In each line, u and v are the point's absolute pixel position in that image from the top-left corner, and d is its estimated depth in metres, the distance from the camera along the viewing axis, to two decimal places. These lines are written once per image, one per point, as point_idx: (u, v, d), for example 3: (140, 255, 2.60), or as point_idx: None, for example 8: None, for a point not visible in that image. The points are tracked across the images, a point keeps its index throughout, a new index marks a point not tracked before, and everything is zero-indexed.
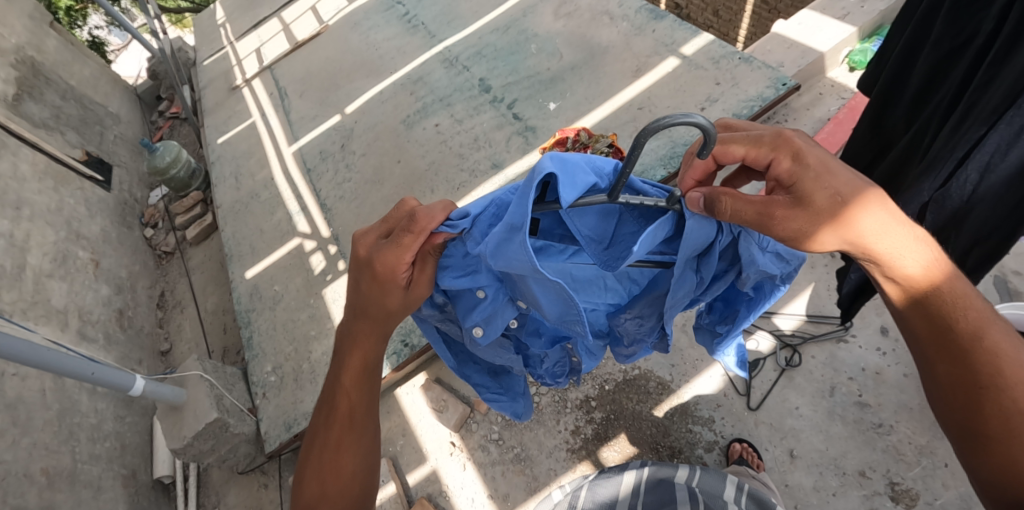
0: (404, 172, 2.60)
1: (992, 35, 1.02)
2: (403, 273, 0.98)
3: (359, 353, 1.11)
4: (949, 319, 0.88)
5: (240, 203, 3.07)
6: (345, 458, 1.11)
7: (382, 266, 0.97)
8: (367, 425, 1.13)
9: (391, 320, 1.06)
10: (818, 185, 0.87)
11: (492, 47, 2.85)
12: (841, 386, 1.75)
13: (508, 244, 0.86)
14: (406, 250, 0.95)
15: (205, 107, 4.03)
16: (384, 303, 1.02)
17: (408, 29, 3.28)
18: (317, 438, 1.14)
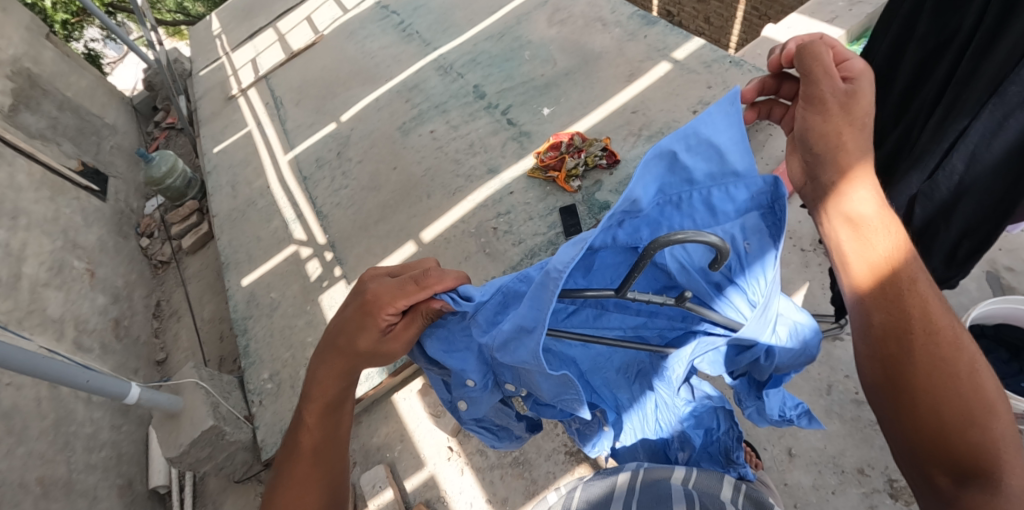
0: (400, 178, 2.61)
1: (973, 30, 1.05)
2: (387, 317, 1.00)
3: (328, 390, 1.10)
4: (887, 261, 0.85)
5: (237, 211, 3.08)
6: (309, 495, 1.11)
7: (375, 304, 0.99)
8: (333, 459, 1.13)
9: (363, 363, 1.05)
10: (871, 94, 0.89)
11: (486, 54, 2.88)
12: (837, 384, 1.76)
13: (516, 337, 0.90)
14: (403, 298, 0.98)
15: (201, 116, 4.05)
16: (356, 340, 1.02)
17: (403, 37, 3.31)
18: (283, 476, 1.13)
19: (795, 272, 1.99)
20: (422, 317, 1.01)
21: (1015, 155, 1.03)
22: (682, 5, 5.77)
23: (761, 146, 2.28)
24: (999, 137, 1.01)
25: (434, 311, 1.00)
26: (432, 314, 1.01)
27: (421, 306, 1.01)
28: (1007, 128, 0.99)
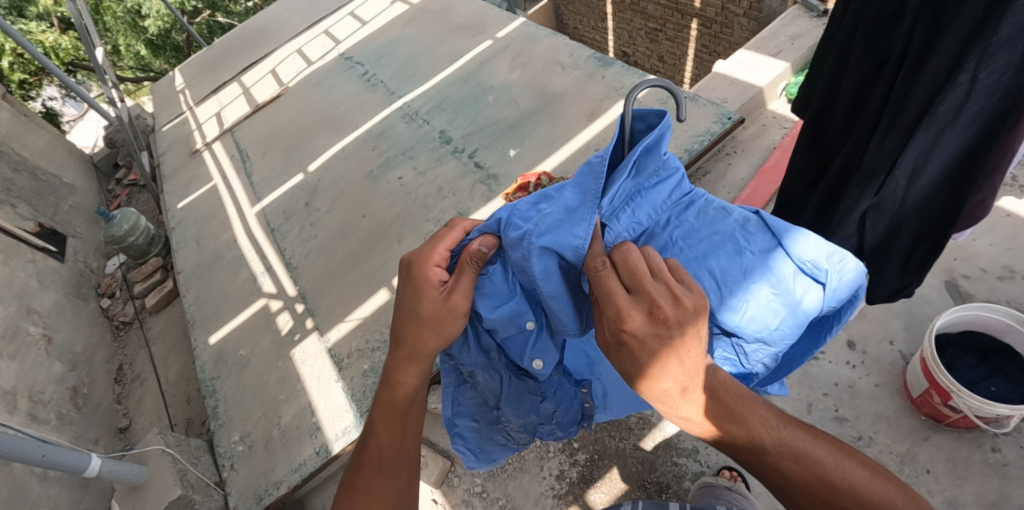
0: (371, 225, 2.60)
1: (903, 53, 1.12)
2: (438, 272, 1.09)
3: (397, 391, 1.19)
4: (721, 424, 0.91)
5: (203, 266, 3.01)
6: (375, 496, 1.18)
7: (421, 261, 1.10)
8: (398, 465, 1.19)
9: (426, 334, 1.10)
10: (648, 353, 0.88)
11: (450, 100, 2.94)
12: (817, 405, 1.81)
13: (559, 226, 0.99)
14: (444, 239, 1.12)
15: (165, 172, 3.98)
16: (419, 308, 1.09)
17: (368, 87, 3.36)
18: (354, 475, 1.23)
19: None
20: (468, 266, 1.06)
21: (952, 171, 1.08)
22: (636, 45, 6.03)
23: (721, 176, 2.33)
24: (936, 153, 1.05)
25: (476, 255, 1.05)
26: (475, 259, 1.05)
27: (464, 256, 1.06)
28: (941, 145, 1.03)
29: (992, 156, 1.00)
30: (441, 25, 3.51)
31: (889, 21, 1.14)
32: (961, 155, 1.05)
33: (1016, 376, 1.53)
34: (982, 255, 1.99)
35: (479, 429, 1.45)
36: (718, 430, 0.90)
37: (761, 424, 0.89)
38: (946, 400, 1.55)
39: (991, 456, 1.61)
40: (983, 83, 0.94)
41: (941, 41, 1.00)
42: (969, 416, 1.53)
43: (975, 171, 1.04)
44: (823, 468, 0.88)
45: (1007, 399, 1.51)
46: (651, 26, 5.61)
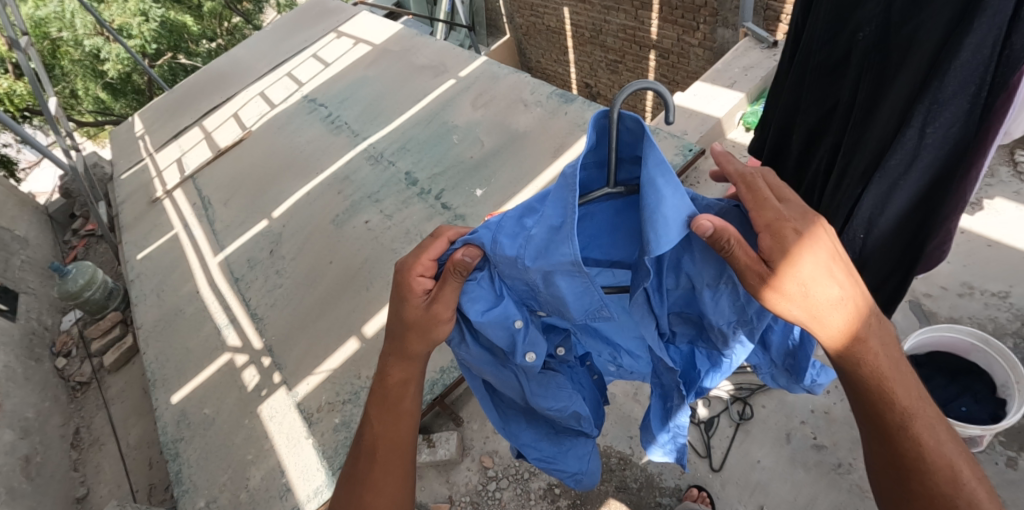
0: (338, 271, 2.54)
1: (852, 101, 1.14)
2: (422, 280, 1.07)
3: (386, 385, 1.15)
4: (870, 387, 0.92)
5: (164, 321, 2.88)
6: (369, 496, 1.14)
7: (407, 268, 1.07)
8: (391, 462, 1.15)
9: (413, 338, 1.08)
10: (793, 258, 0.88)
11: (416, 141, 2.93)
12: (796, 433, 1.76)
13: (550, 244, 0.94)
14: (427, 250, 1.07)
15: (123, 222, 3.85)
16: (403, 313, 1.08)
17: (332, 129, 3.33)
18: (348, 474, 1.20)
19: None
20: (452, 276, 1.02)
21: (911, 216, 1.09)
22: (598, 77, 6.18)
23: None
24: (892, 201, 1.07)
25: (460, 265, 1.01)
26: (460, 268, 1.01)
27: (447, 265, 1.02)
28: (895, 193, 1.06)
29: (947, 202, 1.02)
30: (404, 66, 3.52)
31: (834, 70, 1.16)
32: (917, 200, 1.07)
33: (985, 396, 1.54)
34: (941, 273, 2.03)
35: (538, 428, 1.34)
36: (865, 372, 0.91)
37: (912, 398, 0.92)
38: None
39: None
40: (931, 136, 0.97)
41: (887, 95, 1.03)
42: None
43: (930, 219, 1.07)
44: (955, 460, 0.90)
45: (978, 418, 1.51)
46: (611, 58, 5.76)
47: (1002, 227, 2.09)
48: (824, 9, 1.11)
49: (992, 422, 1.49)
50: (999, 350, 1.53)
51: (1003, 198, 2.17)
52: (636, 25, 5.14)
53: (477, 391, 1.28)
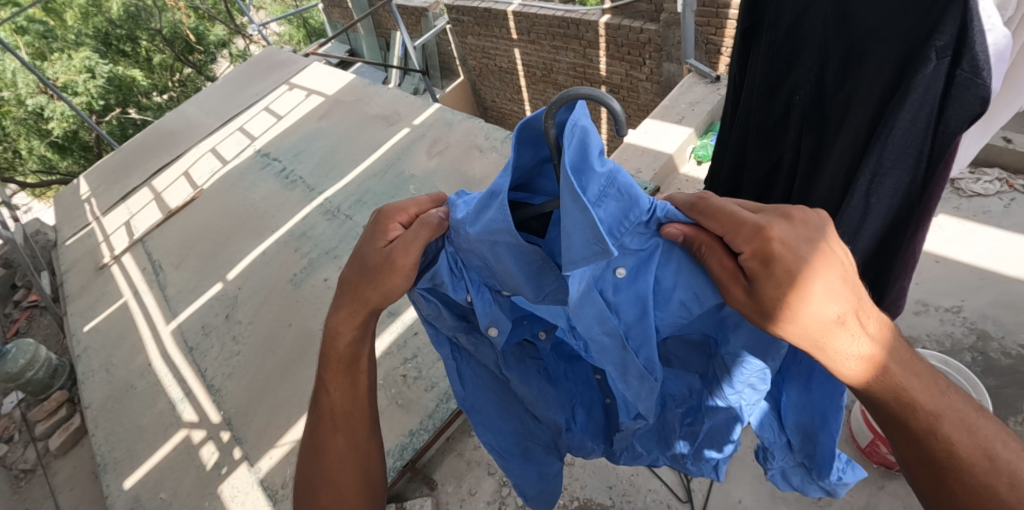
0: (298, 334, 2.44)
1: (795, 159, 1.25)
2: (396, 227, 0.99)
3: (341, 346, 1.13)
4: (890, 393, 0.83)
5: (112, 399, 2.69)
6: (335, 459, 1.20)
7: (389, 210, 1.01)
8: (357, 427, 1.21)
9: (371, 288, 1.00)
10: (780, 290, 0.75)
11: (372, 193, 2.89)
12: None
13: (485, 211, 0.85)
14: (416, 203, 1.02)
15: (67, 292, 3.63)
16: (366, 252, 1.00)
17: (287, 184, 3.26)
18: (310, 437, 1.22)
19: None
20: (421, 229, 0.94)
21: (871, 256, 1.20)
22: None
23: None
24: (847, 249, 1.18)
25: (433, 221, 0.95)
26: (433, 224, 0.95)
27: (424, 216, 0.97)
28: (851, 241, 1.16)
29: (904, 246, 1.11)
30: (358, 116, 3.51)
31: (774, 130, 1.26)
32: (874, 245, 1.16)
33: None
34: None
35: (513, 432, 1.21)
36: (878, 384, 0.82)
37: (930, 392, 0.84)
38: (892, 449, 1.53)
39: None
40: (875, 202, 1.07)
41: (830, 158, 1.14)
42: None
43: (885, 261, 1.18)
44: (991, 447, 0.83)
45: None
46: None
47: (945, 243, 2.18)
48: (757, 81, 1.20)
49: None
50: (958, 368, 1.55)
51: (943, 215, 2.27)
52: (585, 63, 5.31)
53: (451, 371, 1.12)
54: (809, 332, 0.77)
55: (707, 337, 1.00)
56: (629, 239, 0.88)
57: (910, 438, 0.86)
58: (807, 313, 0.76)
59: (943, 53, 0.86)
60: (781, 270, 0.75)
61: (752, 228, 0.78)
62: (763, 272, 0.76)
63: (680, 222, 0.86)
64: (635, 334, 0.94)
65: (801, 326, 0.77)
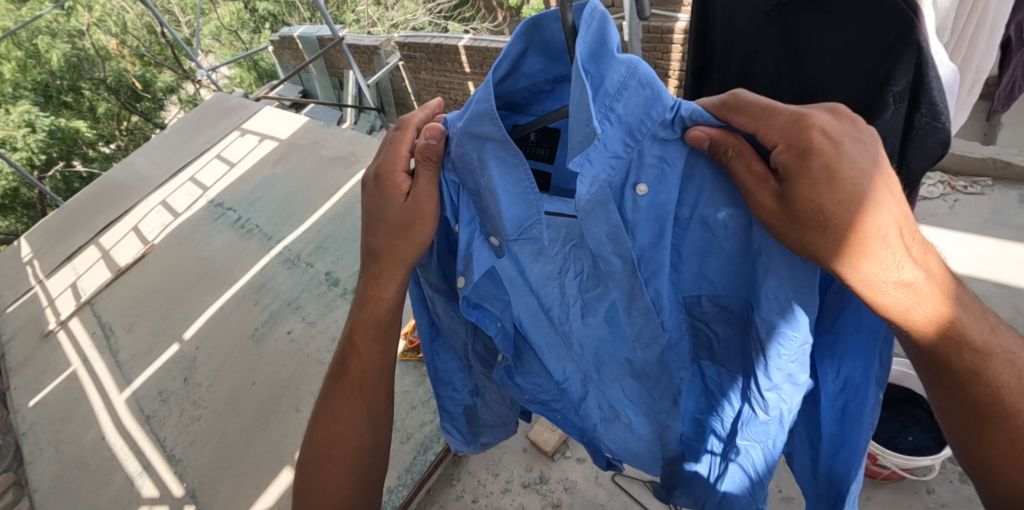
0: (263, 392, 2.33)
1: None
2: (401, 175, 0.94)
3: (377, 310, 1.07)
4: (952, 353, 0.74)
5: (62, 479, 2.44)
6: (349, 428, 1.16)
7: (384, 163, 0.97)
8: (377, 394, 1.15)
9: (404, 247, 0.94)
10: (816, 194, 0.67)
11: (333, 238, 2.87)
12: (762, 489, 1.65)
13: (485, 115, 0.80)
14: (400, 142, 0.97)
15: (9, 365, 3.36)
16: (384, 213, 0.95)
17: (243, 234, 3.16)
18: (328, 402, 1.17)
19: None
20: (421, 166, 0.89)
21: None
22: None
23: None
24: None
25: (425, 151, 0.87)
26: (427, 155, 0.87)
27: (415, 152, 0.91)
28: None
29: None
30: (314, 160, 3.45)
31: None
32: None
33: (929, 423, 1.51)
34: None
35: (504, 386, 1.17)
36: (928, 319, 0.71)
37: (1004, 368, 0.75)
38: (875, 459, 1.50)
39: (929, 499, 1.57)
40: None
41: None
42: (900, 470, 1.48)
43: None
44: None
45: (927, 447, 1.48)
46: None
47: None
48: None
49: (940, 448, 1.46)
50: None
51: None
52: None
53: (424, 331, 1.12)
54: (841, 250, 0.68)
55: (746, 308, 0.88)
56: (651, 144, 0.77)
57: (947, 379, 0.77)
58: (839, 230, 0.67)
59: (899, 99, 0.98)
60: (823, 178, 0.67)
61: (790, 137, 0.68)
62: (801, 177, 0.67)
63: (706, 124, 0.73)
64: (648, 259, 0.89)
65: (830, 245, 0.68)
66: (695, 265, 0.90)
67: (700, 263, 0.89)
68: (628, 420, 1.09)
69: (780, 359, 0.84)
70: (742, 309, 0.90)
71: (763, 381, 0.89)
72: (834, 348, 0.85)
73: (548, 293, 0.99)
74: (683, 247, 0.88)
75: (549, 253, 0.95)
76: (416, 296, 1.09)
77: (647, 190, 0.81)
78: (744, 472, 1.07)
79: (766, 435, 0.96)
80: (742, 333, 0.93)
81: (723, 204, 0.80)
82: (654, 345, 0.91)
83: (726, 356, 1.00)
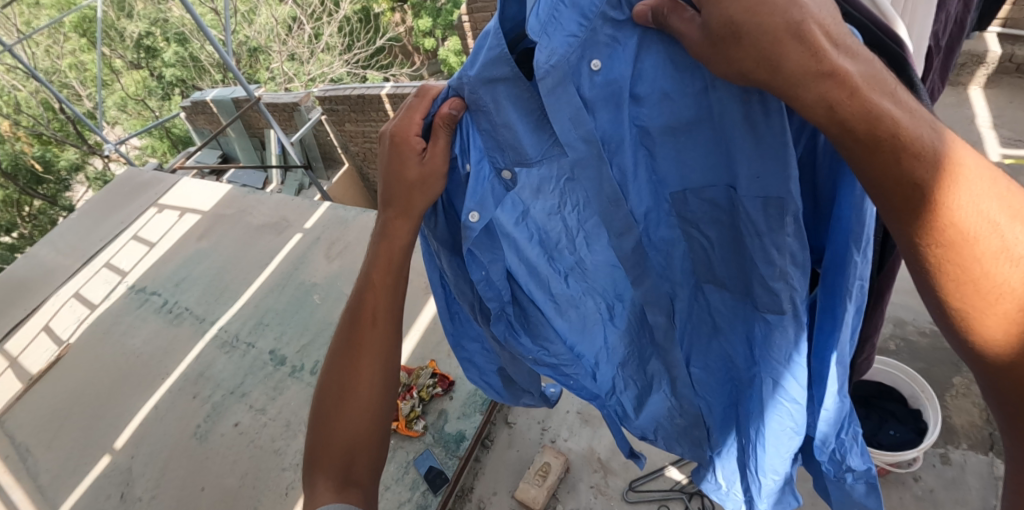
0: (213, 498, 2.08)
1: None
2: (417, 139, 0.84)
3: (393, 250, 0.98)
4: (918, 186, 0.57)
5: None
6: (364, 363, 1.10)
7: (399, 131, 0.86)
8: (391, 327, 1.09)
9: (417, 202, 0.87)
10: (728, 14, 0.56)
11: (273, 312, 2.70)
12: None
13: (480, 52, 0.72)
14: (417, 110, 0.84)
15: None
16: (400, 176, 0.86)
17: (171, 320, 2.90)
18: (345, 332, 1.12)
19: None
20: (444, 131, 0.81)
21: None
22: None
23: None
24: None
25: (449, 119, 0.79)
26: (450, 123, 0.80)
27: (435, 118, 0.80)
28: None
29: None
30: (242, 229, 3.31)
31: None
32: None
33: (905, 414, 1.53)
34: None
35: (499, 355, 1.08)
36: (884, 128, 0.56)
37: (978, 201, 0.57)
38: None
39: (918, 488, 1.58)
40: None
41: None
42: (888, 467, 1.48)
43: None
44: None
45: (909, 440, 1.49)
46: None
47: None
48: None
49: (921, 438, 1.48)
50: (897, 365, 1.58)
51: None
52: None
53: (437, 293, 1.03)
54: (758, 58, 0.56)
55: (732, 195, 0.74)
56: (604, 21, 0.66)
57: (930, 237, 0.59)
58: (759, 35, 0.55)
59: None
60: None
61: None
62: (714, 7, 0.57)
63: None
64: (610, 139, 0.76)
65: (750, 56, 0.56)
66: (670, 157, 0.77)
67: (672, 153, 0.76)
68: (645, 357, 1.02)
69: (780, 237, 0.70)
70: (728, 200, 0.76)
71: (769, 275, 0.74)
72: (839, 228, 0.69)
73: (554, 233, 0.89)
74: (654, 139, 0.76)
75: (546, 191, 0.84)
76: (427, 252, 0.98)
77: (602, 69, 0.69)
78: (776, 418, 0.88)
79: (784, 344, 0.80)
80: (734, 232, 0.78)
81: (669, 84, 0.69)
82: (627, 242, 0.82)
83: (728, 274, 0.85)
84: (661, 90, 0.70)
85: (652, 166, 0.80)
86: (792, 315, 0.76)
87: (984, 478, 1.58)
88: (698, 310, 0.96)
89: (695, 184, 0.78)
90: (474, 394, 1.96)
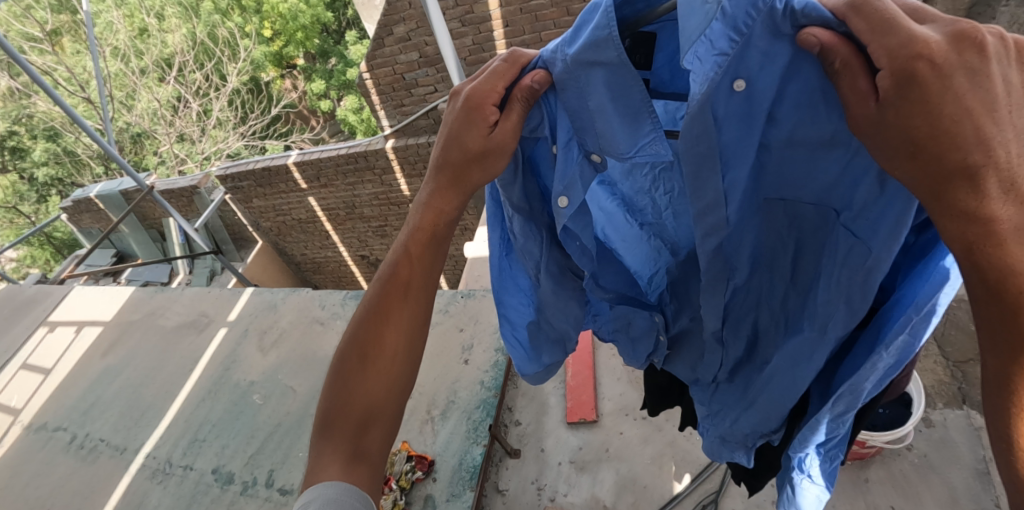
0: None
1: None
2: (492, 108, 0.79)
3: (438, 217, 0.91)
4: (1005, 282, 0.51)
5: None
6: (389, 333, 0.96)
7: (474, 93, 0.80)
8: (425, 301, 0.96)
9: (473, 174, 0.82)
10: (926, 107, 0.50)
11: (209, 424, 2.38)
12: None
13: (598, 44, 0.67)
14: (502, 76, 0.79)
15: None
16: (461, 135, 0.82)
17: (82, 459, 2.47)
18: (372, 295, 0.99)
19: (655, 440, 1.73)
20: (520, 106, 0.76)
21: None
22: (370, 246, 6.58)
23: None
24: None
25: (529, 94, 0.74)
26: (528, 98, 0.75)
27: (517, 93, 0.75)
28: None
29: None
30: (155, 334, 2.97)
31: None
32: None
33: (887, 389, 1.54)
34: None
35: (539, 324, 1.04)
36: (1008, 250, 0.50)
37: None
38: (863, 444, 1.48)
39: (913, 456, 1.60)
40: None
41: None
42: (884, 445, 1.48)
43: None
44: None
45: (897, 414, 1.51)
46: (375, 225, 6.22)
47: None
48: None
49: (908, 411, 1.50)
50: None
51: None
52: (386, 188, 5.66)
53: (492, 264, 1.01)
54: (927, 163, 0.51)
55: (832, 216, 0.70)
56: (769, 21, 0.58)
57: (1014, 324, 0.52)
58: (936, 133, 0.50)
59: None
60: (930, 88, 0.49)
61: (879, 25, 0.52)
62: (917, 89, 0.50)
63: (821, 24, 0.55)
64: (730, 154, 0.69)
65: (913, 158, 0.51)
66: (782, 172, 0.71)
67: (782, 172, 0.72)
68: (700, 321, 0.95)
69: (855, 273, 0.66)
70: (822, 217, 0.72)
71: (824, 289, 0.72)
72: (917, 282, 0.63)
73: (641, 205, 0.91)
74: (773, 153, 0.70)
75: (638, 172, 0.89)
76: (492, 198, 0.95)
77: (747, 88, 0.63)
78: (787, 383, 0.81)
79: (801, 351, 0.77)
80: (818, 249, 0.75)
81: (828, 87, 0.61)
82: (711, 236, 0.72)
83: (811, 280, 0.77)
84: (793, 100, 0.64)
85: (754, 180, 0.74)
86: (817, 333, 0.74)
87: (967, 432, 1.63)
88: (740, 309, 0.88)
89: (803, 198, 0.72)
90: (458, 469, 1.79)
